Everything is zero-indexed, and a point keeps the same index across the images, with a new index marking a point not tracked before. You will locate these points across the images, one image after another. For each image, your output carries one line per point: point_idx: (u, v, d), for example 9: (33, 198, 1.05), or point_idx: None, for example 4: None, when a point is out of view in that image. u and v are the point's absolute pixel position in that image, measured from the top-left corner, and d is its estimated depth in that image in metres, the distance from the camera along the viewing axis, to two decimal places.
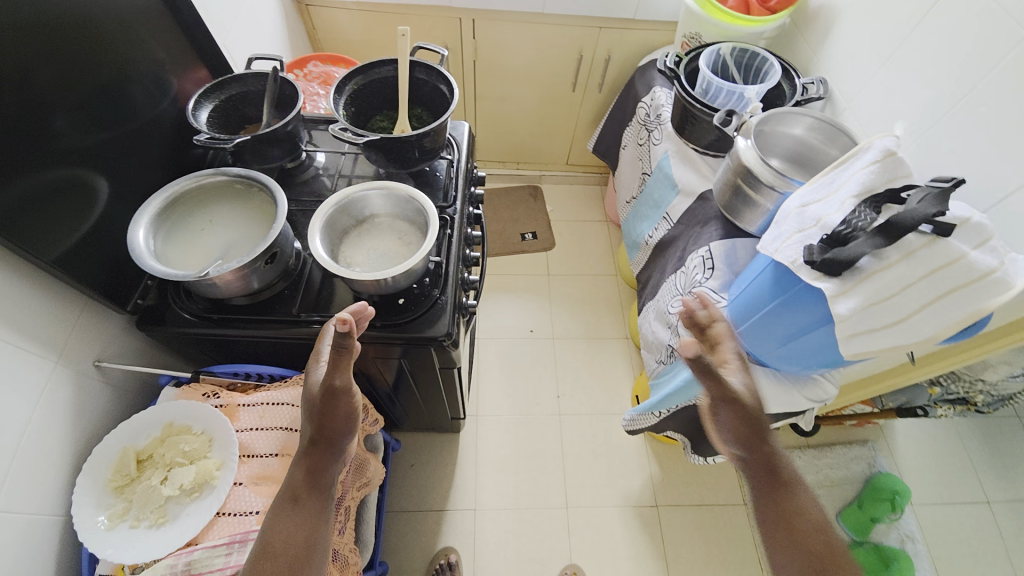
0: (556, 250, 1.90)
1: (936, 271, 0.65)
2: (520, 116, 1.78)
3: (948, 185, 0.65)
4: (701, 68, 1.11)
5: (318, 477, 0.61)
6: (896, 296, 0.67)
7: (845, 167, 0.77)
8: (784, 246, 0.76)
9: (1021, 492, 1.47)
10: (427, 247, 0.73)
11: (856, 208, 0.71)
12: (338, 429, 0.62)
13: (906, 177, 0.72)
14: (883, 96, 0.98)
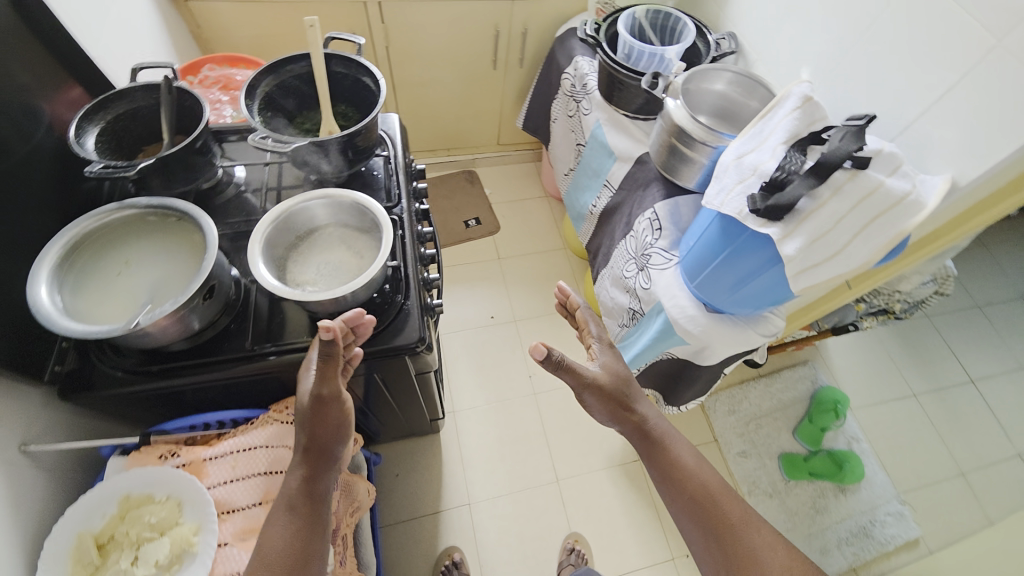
0: (502, 233, 1.88)
1: (860, 203, 0.71)
2: (444, 100, 1.72)
3: (862, 122, 0.70)
4: (621, 33, 1.11)
5: (313, 486, 0.62)
6: (833, 229, 0.72)
7: (770, 116, 0.81)
8: (729, 199, 0.79)
9: (932, 380, 1.70)
10: (384, 253, 0.68)
11: (786, 155, 0.75)
12: (329, 438, 0.64)
13: (822, 120, 0.78)
14: (789, 44, 1.05)
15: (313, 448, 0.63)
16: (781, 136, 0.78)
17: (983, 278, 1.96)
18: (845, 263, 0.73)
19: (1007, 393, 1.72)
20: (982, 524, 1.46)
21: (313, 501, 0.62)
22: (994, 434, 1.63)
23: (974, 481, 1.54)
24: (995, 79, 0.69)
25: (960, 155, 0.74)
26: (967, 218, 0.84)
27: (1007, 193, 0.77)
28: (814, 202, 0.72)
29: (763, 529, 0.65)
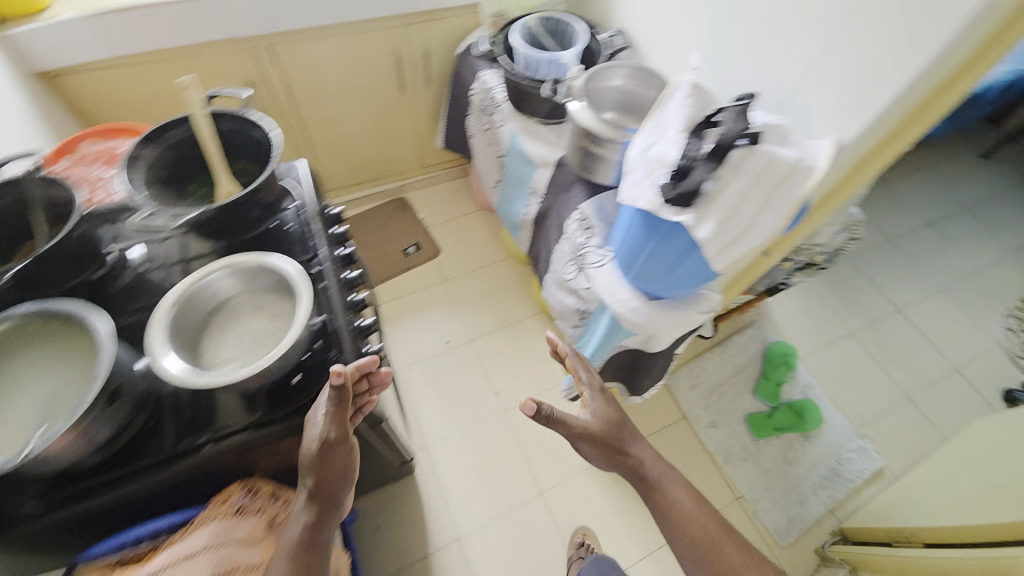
0: (444, 254, 1.86)
1: (758, 177, 0.75)
2: (358, 133, 1.68)
3: (743, 105, 0.76)
4: (517, 45, 1.12)
5: (318, 529, 0.69)
6: (740, 208, 0.76)
7: (665, 107, 0.84)
8: (642, 193, 0.81)
9: (865, 317, 1.84)
10: (303, 313, 0.65)
11: (686, 142, 0.78)
12: (333, 485, 0.71)
13: (713, 103, 0.81)
14: (674, 34, 1.09)
15: (319, 493, 0.70)
16: (678, 125, 0.80)
17: (890, 213, 2.14)
18: (759, 235, 0.76)
19: (930, 314, 1.88)
20: (931, 440, 1.59)
21: (314, 548, 0.68)
22: (926, 355, 1.77)
23: (917, 402, 1.67)
24: (856, 45, 0.75)
25: (839, 118, 0.80)
26: (859, 175, 0.87)
27: (885, 147, 0.82)
28: (721, 183, 0.74)
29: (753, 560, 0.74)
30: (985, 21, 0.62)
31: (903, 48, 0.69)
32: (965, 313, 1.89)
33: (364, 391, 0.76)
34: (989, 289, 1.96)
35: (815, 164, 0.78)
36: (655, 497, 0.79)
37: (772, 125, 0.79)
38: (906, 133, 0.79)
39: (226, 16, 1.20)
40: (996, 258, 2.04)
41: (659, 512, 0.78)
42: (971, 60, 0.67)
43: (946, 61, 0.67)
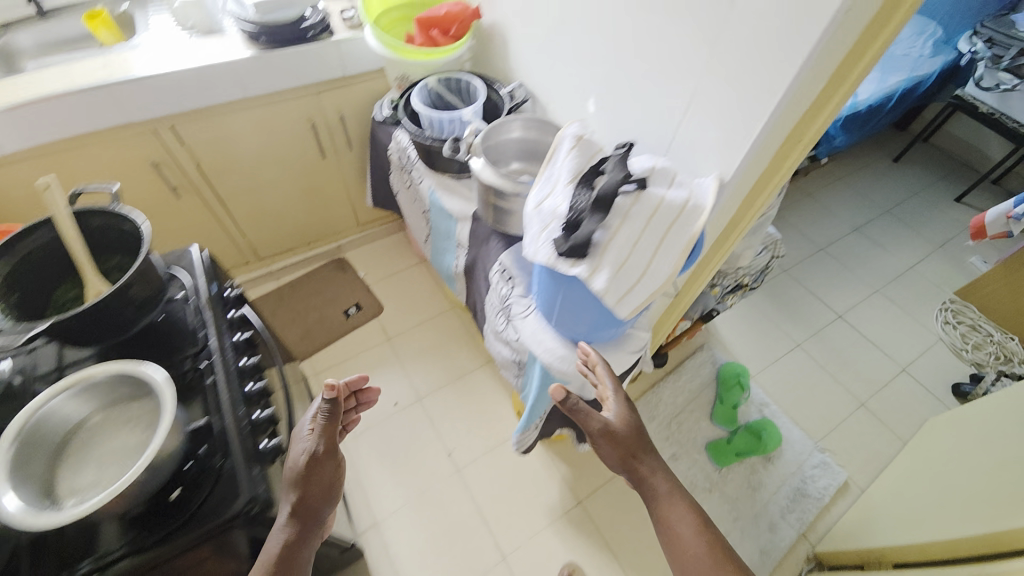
0: (386, 311, 1.81)
1: (650, 221, 0.76)
2: (283, 200, 1.65)
3: (623, 151, 0.78)
4: (418, 107, 1.13)
5: (296, 550, 0.68)
6: (632, 257, 0.75)
7: (556, 158, 0.84)
8: (538, 248, 0.78)
9: (809, 326, 1.87)
10: (167, 420, 0.61)
11: (575, 193, 0.78)
12: (318, 503, 0.73)
13: (599, 152, 0.83)
14: (567, 84, 1.12)
15: (302, 509, 0.71)
16: (564, 179, 0.81)
17: (820, 222, 2.22)
18: (654, 282, 0.75)
19: (871, 317, 1.93)
20: (889, 445, 1.59)
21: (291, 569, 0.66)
22: (873, 358, 1.80)
23: (871, 407, 1.68)
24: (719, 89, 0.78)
25: (716, 157, 0.83)
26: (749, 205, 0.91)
27: (764, 181, 0.87)
28: (610, 233, 0.74)
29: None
30: (823, 62, 0.67)
31: (756, 94, 0.73)
32: (903, 312, 1.95)
33: (351, 409, 0.96)
34: (921, 286, 2.04)
35: (699, 206, 0.79)
36: (664, 511, 0.83)
37: (655, 169, 0.81)
38: (779, 167, 0.84)
39: (123, 100, 1.18)
40: (923, 255, 2.13)
41: (665, 528, 0.82)
42: (820, 98, 0.73)
43: (797, 101, 0.71)
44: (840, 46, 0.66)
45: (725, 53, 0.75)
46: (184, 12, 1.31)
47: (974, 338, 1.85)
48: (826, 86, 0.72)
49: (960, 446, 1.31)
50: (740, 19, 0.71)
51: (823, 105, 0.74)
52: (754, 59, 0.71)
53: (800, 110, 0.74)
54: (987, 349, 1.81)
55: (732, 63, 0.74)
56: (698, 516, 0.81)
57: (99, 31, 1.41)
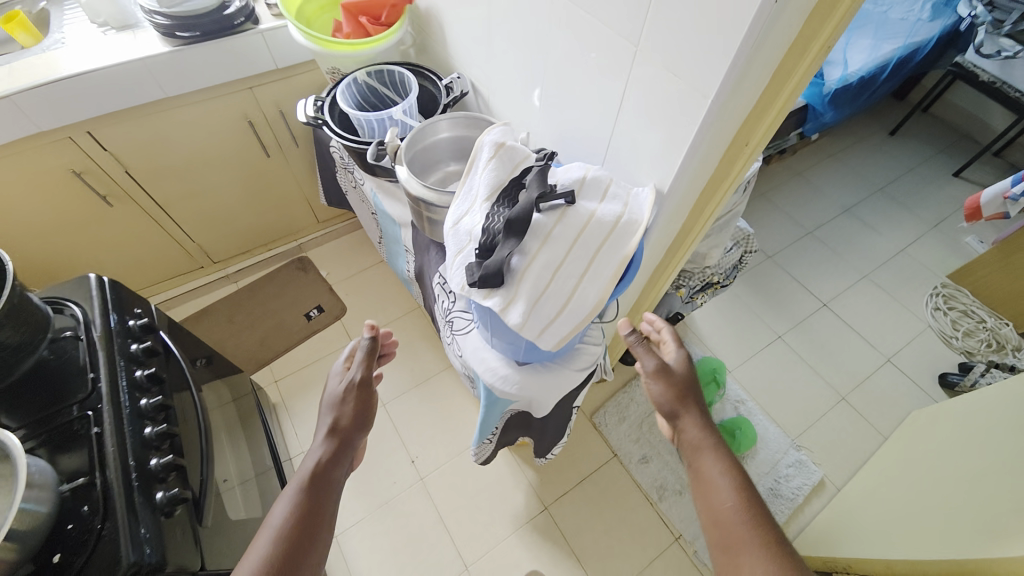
0: (349, 312, 1.74)
1: (575, 241, 0.68)
2: (230, 202, 1.57)
3: (543, 164, 0.71)
4: (344, 106, 1.03)
5: (328, 471, 0.75)
6: (553, 283, 0.67)
7: (474, 169, 0.75)
8: (452, 274, 0.70)
9: (791, 317, 1.79)
10: (19, 482, 0.58)
11: (490, 210, 0.70)
12: (352, 431, 0.80)
13: (525, 160, 0.74)
14: (506, 76, 1.02)
15: (337, 434, 0.78)
16: (482, 193, 0.72)
17: (808, 203, 2.11)
18: (580, 311, 0.67)
19: (857, 305, 1.84)
20: (869, 441, 1.54)
21: (325, 487, 0.73)
22: (856, 349, 1.73)
23: (853, 401, 1.62)
24: (648, 90, 0.67)
25: (654, 166, 0.73)
26: (701, 213, 0.85)
27: (709, 190, 0.79)
28: (529, 256, 0.66)
29: (780, 555, 0.65)
30: (754, 62, 0.56)
31: (684, 101, 0.63)
32: (891, 299, 1.87)
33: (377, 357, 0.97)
34: (912, 270, 1.94)
35: (634, 222, 0.71)
36: (699, 461, 0.80)
37: (584, 179, 0.73)
38: (722, 178, 0.77)
39: (29, 108, 1.08)
40: (916, 236, 2.03)
41: (699, 478, 0.78)
42: (757, 106, 0.65)
43: (726, 111, 0.61)
44: (773, 48, 0.56)
45: (648, 51, 0.64)
46: (93, 6, 1.20)
47: (965, 325, 1.76)
48: (762, 92, 0.63)
49: (938, 447, 1.26)
50: (658, 15, 0.60)
51: (763, 112, 0.66)
52: (677, 61, 0.60)
53: (736, 116, 0.64)
54: (978, 336, 1.73)
55: (656, 63, 0.64)
56: (737, 474, 0.76)
57: (14, 33, 1.23)
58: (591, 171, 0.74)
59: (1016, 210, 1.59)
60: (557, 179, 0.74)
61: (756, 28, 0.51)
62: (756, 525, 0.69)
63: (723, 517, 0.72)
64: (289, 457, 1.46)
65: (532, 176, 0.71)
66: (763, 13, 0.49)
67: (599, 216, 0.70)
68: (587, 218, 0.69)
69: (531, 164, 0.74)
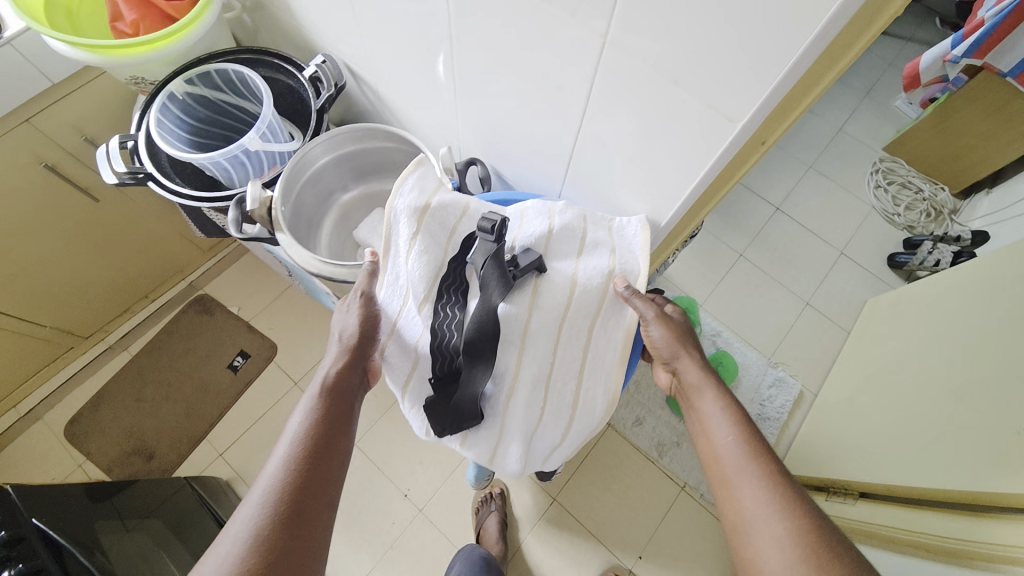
0: (282, 348, 1.48)
1: (558, 331, 0.70)
2: (72, 266, 1.19)
3: (494, 246, 0.66)
4: (169, 147, 0.71)
5: (351, 386, 0.62)
6: (548, 398, 0.72)
7: (394, 255, 0.71)
8: (410, 391, 0.74)
9: (749, 229, 1.73)
10: None
11: (436, 313, 0.69)
12: (368, 346, 0.67)
13: (454, 236, 0.72)
14: (397, 53, 0.72)
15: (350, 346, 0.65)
16: (421, 290, 0.69)
17: None
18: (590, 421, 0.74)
19: (809, 201, 1.80)
20: (837, 339, 1.59)
21: (343, 403, 0.60)
22: (813, 248, 1.72)
23: (817, 303, 1.64)
24: (630, 104, 0.51)
25: (636, 196, 0.65)
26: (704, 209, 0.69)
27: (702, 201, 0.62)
28: (513, 368, 0.70)
29: (795, 509, 0.52)
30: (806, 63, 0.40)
31: (693, 123, 0.48)
32: (837, 185, 1.84)
33: None
34: (853, 149, 1.90)
35: (627, 278, 0.70)
36: (697, 402, 0.65)
37: (549, 247, 0.72)
38: (726, 181, 0.59)
39: None
40: (851, 110, 1.96)
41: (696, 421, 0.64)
42: (784, 104, 0.47)
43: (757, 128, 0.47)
44: (831, 46, 0.40)
45: (632, 50, 0.46)
46: None
47: (905, 199, 1.78)
48: (790, 93, 0.44)
49: (906, 346, 1.30)
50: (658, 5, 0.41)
51: (792, 107, 0.48)
52: (680, 68, 0.44)
53: (750, 133, 0.47)
54: (918, 209, 1.76)
55: (649, 72, 0.47)
56: (737, 412, 0.61)
57: None
58: (551, 226, 0.71)
59: (953, 72, 1.51)
60: (515, 242, 0.72)
61: (826, 31, 0.36)
62: (764, 475, 0.55)
63: (724, 468, 0.58)
64: None
65: (485, 258, 0.67)
66: (847, 9, 0.34)
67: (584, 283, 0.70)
68: (567, 302, 0.70)
69: (473, 235, 0.71)
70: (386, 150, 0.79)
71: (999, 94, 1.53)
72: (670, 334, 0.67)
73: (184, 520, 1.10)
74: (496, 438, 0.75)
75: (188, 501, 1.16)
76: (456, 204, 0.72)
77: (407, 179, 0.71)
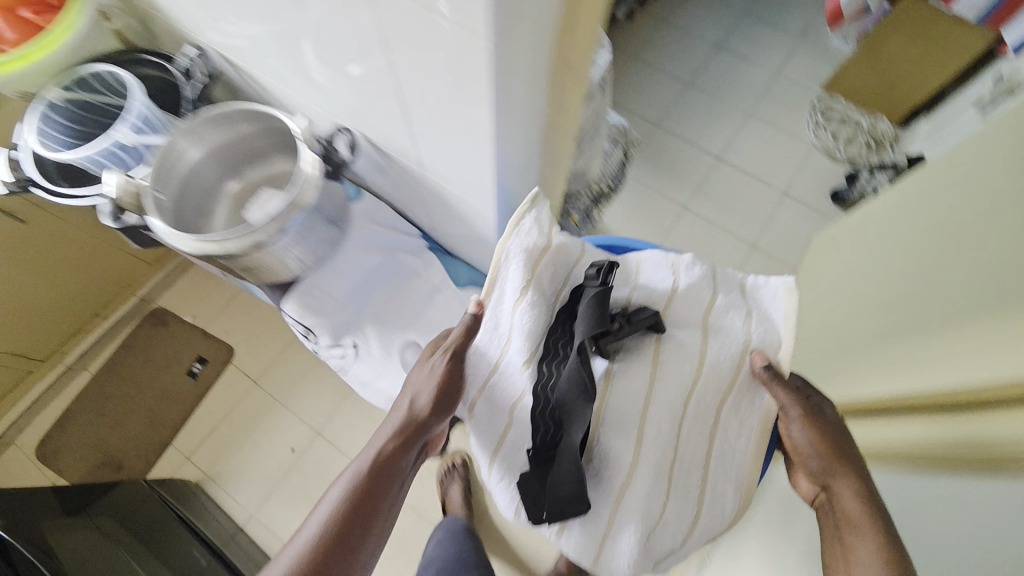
0: (238, 349, 1.50)
1: (655, 376, 0.71)
2: (13, 289, 1.22)
3: (597, 292, 0.69)
4: (47, 151, 0.76)
5: (393, 464, 0.66)
6: (672, 484, 0.70)
7: (500, 313, 0.75)
8: (503, 451, 0.75)
9: (689, 181, 1.74)
10: None
11: (540, 366, 0.71)
12: (428, 423, 0.70)
13: (559, 297, 0.76)
14: (245, 32, 0.74)
15: (408, 425, 0.69)
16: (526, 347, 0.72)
17: (679, 51, 1.96)
18: (719, 519, 0.71)
19: (750, 146, 1.81)
20: (784, 277, 1.60)
21: (381, 481, 0.65)
22: (755, 192, 1.73)
23: (763, 245, 1.65)
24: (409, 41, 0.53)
25: (467, 144, 0.65)
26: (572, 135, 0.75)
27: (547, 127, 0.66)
28: (627, 453, 0.69)
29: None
30: None
31: (457, 47, 0.49)
32: (776, 128, 1.84)
33: None
34: (790, 91, 1.90)
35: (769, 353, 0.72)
36: (848, 541, 0.57)
37: (666, 311, 0.75)
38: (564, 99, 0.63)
39: None
40: (786, 52, 1.96)
41: (843, 564, 0.56)
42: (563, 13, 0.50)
43: (516, 40, 0.47)
44: None
45: None
46: None
47: (845, 134, 1.78)
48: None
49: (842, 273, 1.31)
50: None
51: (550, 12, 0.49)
52: None
53: (512, 47, 0.48)
54: (858, 142, 1.76)
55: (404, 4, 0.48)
56: (903, 572, 0.53)
57: None
58: (673, 288, 0.77)
59: None
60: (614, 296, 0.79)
61: None
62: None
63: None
64: (244, 523, 1.33)
65: (585, 302, 0.69)
66: None
67: (716, 345, 0.72)
68: (698, 368, 0.71)
69: (579, 291, 0.74)
70: (249, 135, 0.81)
71: (924, 12, 1.51)
72: (820, 443, 0.63)
73: (149, 526, 1.16)
74: (603, 530, 0.71)
75: (152, 509, 1.22)
76: (567, 253, 0.76)
77: (524, 215, 0.74)
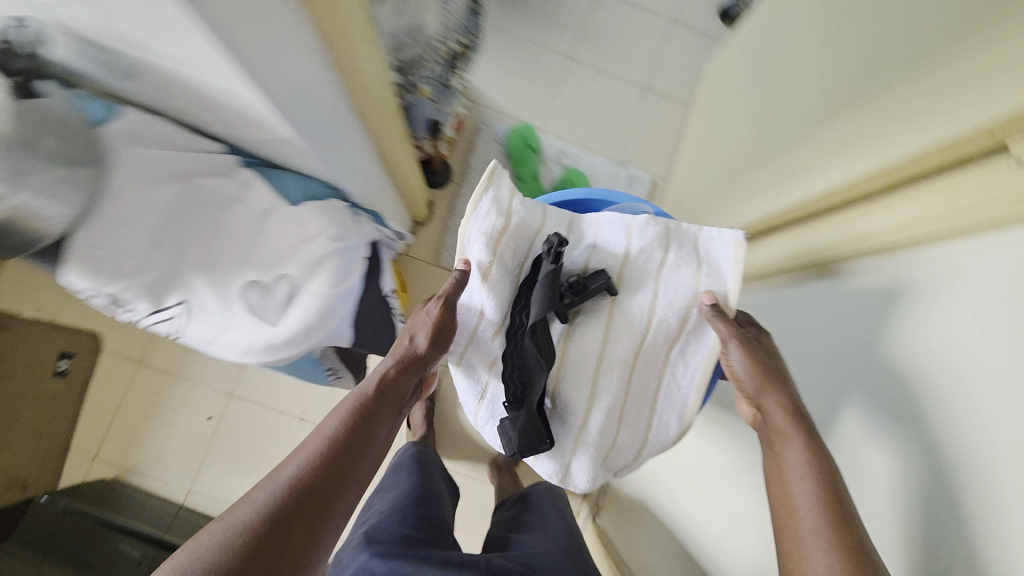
0: (107, 331, 1.30)
1: (610, 331, 0.77)
2: None
3: (550, 272, 0.72)
4: None
5: (390, 391, 0.66)
6: (623, 423, 0.78)
7: (467, 288, 0.79)
8: (483, 409, 0.84)
9: (571, 25, 1.53)
10: None
11: (505, 342, 0.79)
12: (422, 357, 0.71)
13: (519, 270, 0.79)
14: None
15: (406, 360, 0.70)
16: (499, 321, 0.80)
17: None
18: (661, 444, 0.81)
19: None
20: (681, 116, 1.51)
21: (377, 407, 0.63)
22: (643, 25, 1.55)
23: (655, 88, 1.52)
24: None
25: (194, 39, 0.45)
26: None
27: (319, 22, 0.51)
28: (584, 404, 0.78)
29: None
30: None
31: None
32: None
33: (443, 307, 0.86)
34: None
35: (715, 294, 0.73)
36: (777, 446, 0.59)
37: (619, 272, 0.76)
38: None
39: None
40: None
41: (772, 466, 0.58)
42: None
43: None
44: None
45: None
46: None
47: None
48: None
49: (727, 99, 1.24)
50: None
51: None
52: None
53: None
54: None
55: None
56: (822, 465, 0.55)
57: None
58: (626, 250, 0.76)
59: None
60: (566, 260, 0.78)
61: None
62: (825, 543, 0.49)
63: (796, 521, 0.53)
64: (183, 500, 1.25)
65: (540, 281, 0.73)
66: None
67: (665, 300, 0.75)
68: (644, 329, 0.76)
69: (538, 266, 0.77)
70: None
71: None
72: (753, 366, 0.65)
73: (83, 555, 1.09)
74: (564, 460, 0.82)
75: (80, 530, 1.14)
76: (527, 226, 0.77)
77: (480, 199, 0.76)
